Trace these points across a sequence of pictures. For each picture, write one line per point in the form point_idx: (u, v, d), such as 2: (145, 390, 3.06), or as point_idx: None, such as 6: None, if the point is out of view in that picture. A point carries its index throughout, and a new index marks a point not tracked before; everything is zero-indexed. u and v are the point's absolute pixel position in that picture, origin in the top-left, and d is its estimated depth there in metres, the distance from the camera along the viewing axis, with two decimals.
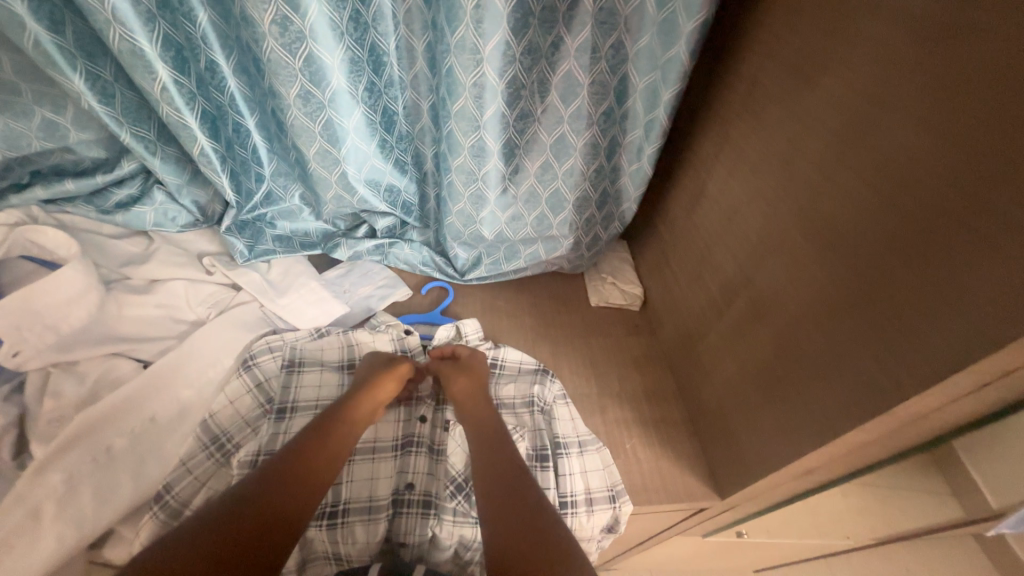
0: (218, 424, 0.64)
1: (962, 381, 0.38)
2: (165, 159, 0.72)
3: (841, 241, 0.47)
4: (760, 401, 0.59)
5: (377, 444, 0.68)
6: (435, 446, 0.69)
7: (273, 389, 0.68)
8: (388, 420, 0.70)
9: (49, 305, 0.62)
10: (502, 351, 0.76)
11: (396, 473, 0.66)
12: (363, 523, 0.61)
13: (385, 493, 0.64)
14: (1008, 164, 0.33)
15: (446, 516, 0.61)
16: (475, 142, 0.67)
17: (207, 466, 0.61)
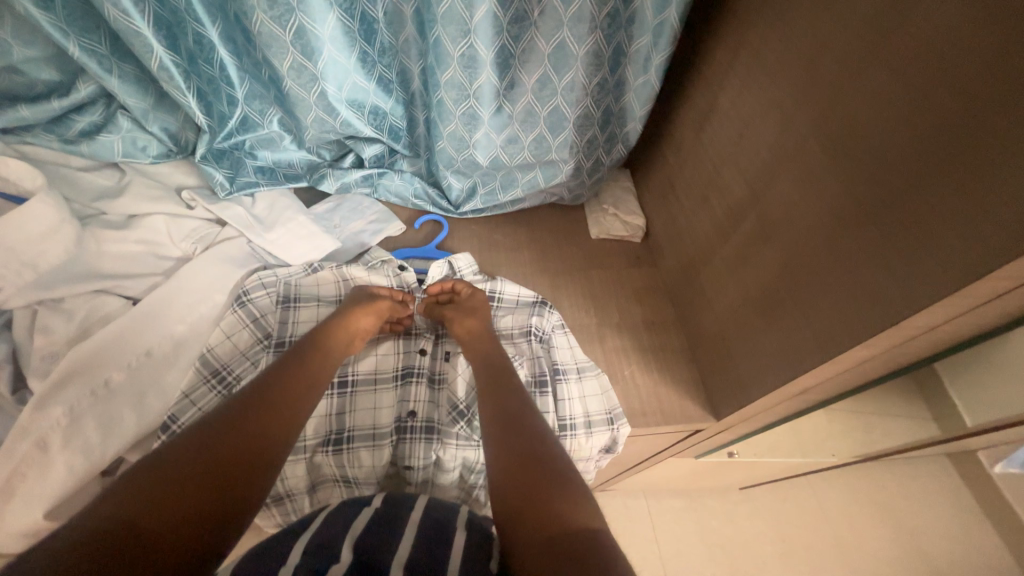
0: (218, 358, 0.64)
1: (979, 290, 0.36)
2: (123, 78, 0.65)
3: (862, 148, 0.44)
4: (761, 323, 0.59)
5: (377, 375, 0.68)
6: (436, 376, 0.70)
7: (270, 325, 0.67)
8: (388, 352, 0.70)
9: (22, 241, 0.59)
10: (500, 283, 0.75)
11: (397, 402, 0.67)
12: (368, 449, 0.63)
13: (388, 421, 0.65)
14: None
15: (450, 440, 0.62)
16: (465, 51, 0.60)
17: (210, 398, 0.62)
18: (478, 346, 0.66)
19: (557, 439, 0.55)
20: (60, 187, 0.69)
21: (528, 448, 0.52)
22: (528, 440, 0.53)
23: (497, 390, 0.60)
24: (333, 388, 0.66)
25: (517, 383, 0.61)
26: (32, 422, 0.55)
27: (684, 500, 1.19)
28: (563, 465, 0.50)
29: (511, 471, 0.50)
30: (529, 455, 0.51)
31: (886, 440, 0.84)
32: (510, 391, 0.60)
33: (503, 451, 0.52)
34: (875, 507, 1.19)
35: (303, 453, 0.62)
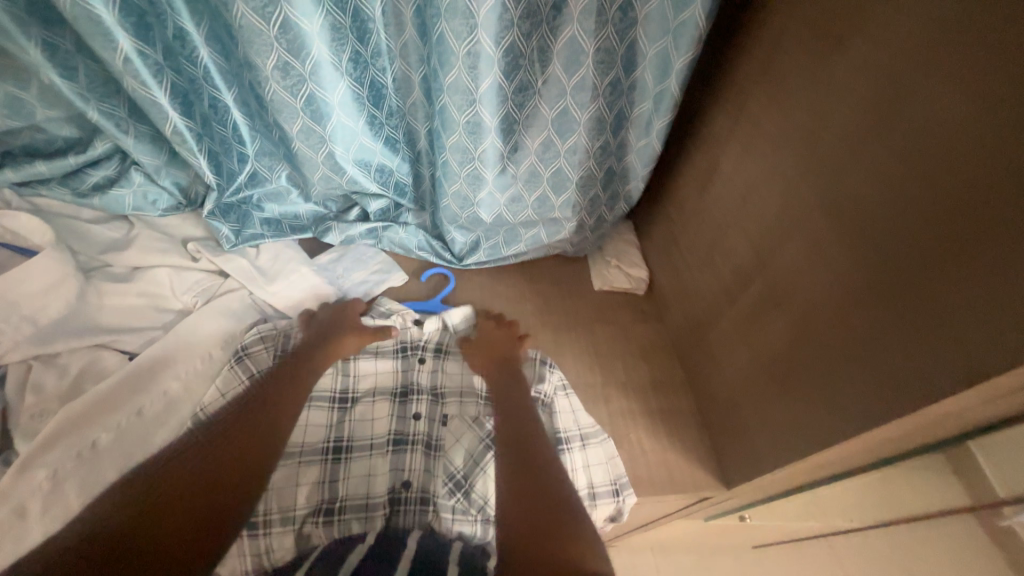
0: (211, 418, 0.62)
1: (1005, 380, 0.34)
2: (139, 138, 0.67)
3: (868, 226, 0.44)
4: (771, 392, 0.57)
5: (373, 440, 0.66)
6: (433, 441, 0.67)
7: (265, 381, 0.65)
8: (384, 415, 0.68)
9: (25, 295, 0.60)
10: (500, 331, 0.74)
11: (391, 470, 0.64)
12: (360, 520, 0.60)
13: (382, 490, 0.63)
14: None
15: (445, 512, 0.61)
16: (471, 118, 0.61)
17: None
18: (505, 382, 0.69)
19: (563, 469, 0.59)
20: (68, 240, 0.69)
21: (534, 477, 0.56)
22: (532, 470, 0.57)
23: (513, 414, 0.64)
24: (327, 454, 0.64)
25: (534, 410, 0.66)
26: (13, 485, 0.53)
27: (694, 561, 1.13)
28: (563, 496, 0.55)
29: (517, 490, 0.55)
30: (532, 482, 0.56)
31: None
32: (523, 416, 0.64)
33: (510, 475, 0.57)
34: None
35: (292, 523, 0.59)
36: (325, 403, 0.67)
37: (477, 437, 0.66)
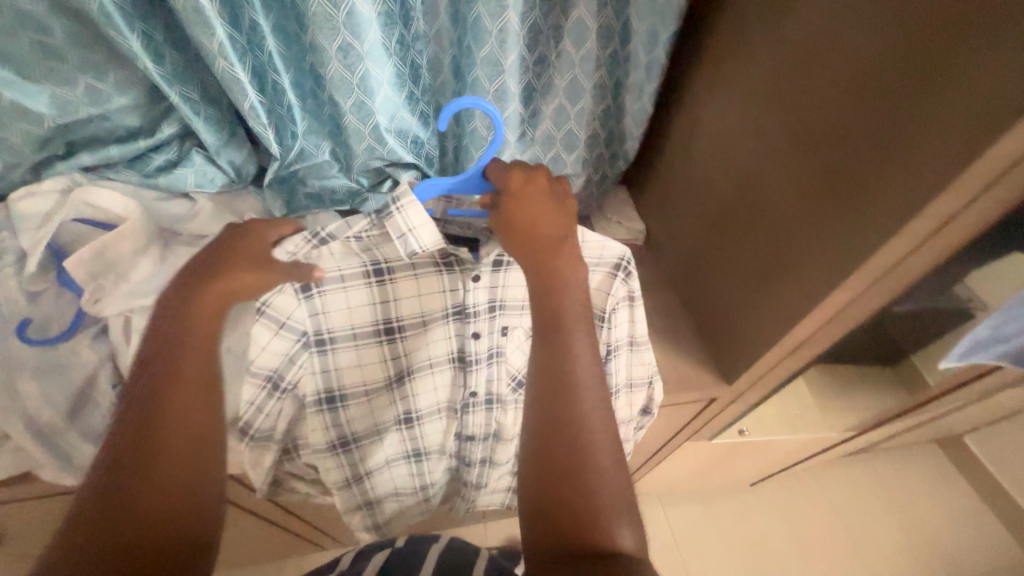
0: (279, 359, 0.69)
1: (919, 227, 0.48)
2: (207, 120, 0.76)
3: (817, 139, 0.57)
4: (756, 292, 0.71)
5: (434, 360, 0.79)
6: (491, 353, 0.78)
7: (311, 321, 0.70)
8: (439, 337, 0.78)
9: (120, 256, 0.69)
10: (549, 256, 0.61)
11: (450, 384, 0.81)
12: (432, 422, 0.82)
13: (447, 397, 0.81)
14: (946, 48, 0.43)
15: (509, 405, 0.81)
16: (498, 87, 0.73)
17: (271, 404, 0.69)
18: (550, 325, 0.59)
19: (606, 441, 0.54)
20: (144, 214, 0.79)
21: (563, 461, 0.53)
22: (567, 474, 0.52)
23: (550, 371, 0.56)
24: (395, 377, 0.78)
25: (580, 361, 0.57)
26: None
27: None
28: (600, 494, 0.51)
29: (533, 471, 0.54)
30: (559, 467, 0.52)
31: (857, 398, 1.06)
32: (562, 373, 0.56)
33: (533, 469, 0.54)
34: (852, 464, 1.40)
35: (380, 431, 0.79)
36: (372, 335, 0.75)
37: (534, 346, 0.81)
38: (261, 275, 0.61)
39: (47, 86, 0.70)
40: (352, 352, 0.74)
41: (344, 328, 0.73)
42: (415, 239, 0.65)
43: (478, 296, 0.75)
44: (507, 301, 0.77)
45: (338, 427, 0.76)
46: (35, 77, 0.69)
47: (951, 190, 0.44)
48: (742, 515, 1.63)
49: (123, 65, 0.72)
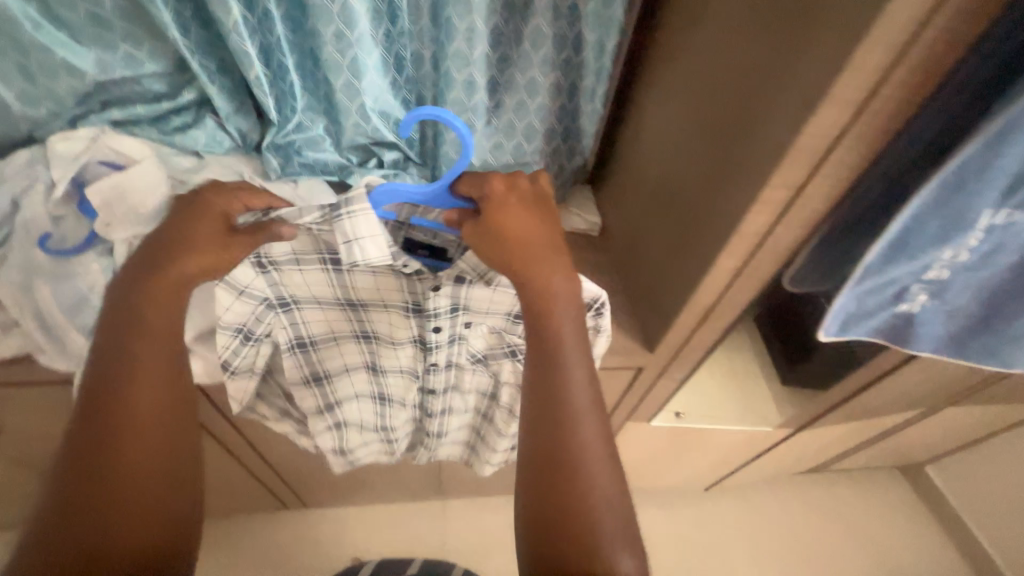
0: (246, 317, 0.82)
1: (772, 196, 0.58)
2: (220, 88, 0.91)
3: (709, 127, 0.69)
4: (670, 266, 0.81)
5: (393, 335, 0.90)
6: (454, 337, 0.89)
7: (273, 292, 0.83)
8: (398, 319, 0.88)
9: (135, 188, 0.81)
10: (545, 278, 0.71)
11: (411, 353, 0.92)
12: (394, 377, 0.95)
13: (408, 363, 0.93)
14: (781, 48, 0.55)
15: (465, 368, 0.95)
16: (465, 77, 0.86)
17: (239, 348, 0.84)
18: (547, 359, 0.69)
19: (597, 458, 0.66)
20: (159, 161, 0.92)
21: (558, 474, 0.64)
22: (566, 504, 0.63)
23: (548, 400, 0.68)
24: (359, 336, 0.90)
25: (572, 387, 0.68)
26: None
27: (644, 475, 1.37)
28: (597, 519, 0.62)
29: (534, 504, 0.64)
30: (560, 492, 0.63)
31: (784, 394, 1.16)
32: (558, 402, 0.67)
33: (533, 501, 0.65)
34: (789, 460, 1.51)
35: (344, 374, 0.92)
36: (335, 305, 0.86)
37: (498, 342, 0.91)
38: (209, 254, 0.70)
39: (93, 50, 0.85)
40: (318, 314, 0.86)
41: (309, 297, 0.85)
42: (358, 248, 0.73)
43: (438, 302, 0.83)
44: (467, 305, 0.84)
45: (310, 365, 0.90)
46: (83, 41, 0.84)
47: (786, 162, 0.54)
48: (697, 520, 1.66)
49: (157, 38, 0.86)
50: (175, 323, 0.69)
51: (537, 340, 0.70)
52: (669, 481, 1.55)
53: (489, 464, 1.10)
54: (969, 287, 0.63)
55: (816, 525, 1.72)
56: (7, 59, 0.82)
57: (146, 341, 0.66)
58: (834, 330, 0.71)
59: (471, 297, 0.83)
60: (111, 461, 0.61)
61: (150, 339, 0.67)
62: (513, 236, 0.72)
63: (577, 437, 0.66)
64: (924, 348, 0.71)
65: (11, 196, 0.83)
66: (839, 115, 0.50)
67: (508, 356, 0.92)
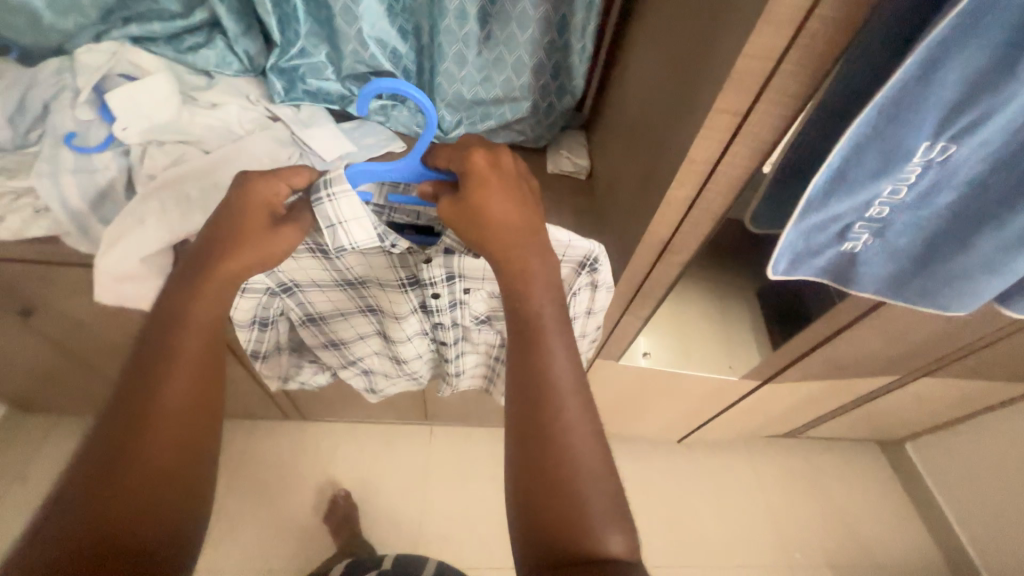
0: (255, 309, 0.92)
1: (718, 120, 0.62)
2: (229, 8, 0.97)
3: (682, 59, 0.71)
4: (636, 197, 0.86)
5: (397, 311, 0.97)
6: (455, 303, 0.94)
7: (273, 280, 0.89)
8: (396, 295, 0.94)
9: (150, 101, 0.90)
10: (519, 258, 0.70)
11: (415, 321, 1.00)
12: (403, 342, 1.04)
13: (414, 326, 1.01)
14: None
15: (471, 329, 1.03)
16: (458, 5, 0.90)
17: (259, 331, 0.97)
18: (531, 343, 0.67)
19: (584, 442, 0.62)
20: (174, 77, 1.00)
21: (541, 456, 0.61)
22: (552, 488, 0.59)
23: (529, 382, 0.65)
24: (365, 309, 1.00)
25: (554, 368, 0.66)
26: (138, 205, 0.83)
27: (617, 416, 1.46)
28: (586, 503, 0.58)
29: (519, 490, 0.61)
30: (545, 476, 0.60)
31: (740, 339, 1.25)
32: (539, 384, 0.65)
33: (517, 485, 0.61)
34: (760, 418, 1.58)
35: (360, 338, 1.05)
36: (336, 287, 0.94)
37: (493, 304, 0.96)
38: (242, 245, 0.70)
39: None
40: (322, 294, 0.94)
41: (308, 280, 0.92)
42: (343, 232, 0.74)
43: (434, 272, 0.86)
44: (463, 271, 0.87)
45: (328, 334, 1.04)
46: None
47: (729, 84, 0.58)
48: (668, 472, 1.73)
49: None
50: (209, 313, 0.69)
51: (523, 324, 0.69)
52: (644, 430, 1.63)
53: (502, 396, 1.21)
54: (904, 226, 0.70)
55: (787, 488, 1.77)
56: None
57: (192, 336, 0.67)
58: (784, 270, 0.76)
59: (465, 265, 0.86)
60: (138, 447, 0.59)
61: (194, 334, 0.67)
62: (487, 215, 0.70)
63: (562, 417, 0.63)
64: (864, 286, 0.79)
65: (43, 100, 0.90)
66: (775, 36, 0.53)
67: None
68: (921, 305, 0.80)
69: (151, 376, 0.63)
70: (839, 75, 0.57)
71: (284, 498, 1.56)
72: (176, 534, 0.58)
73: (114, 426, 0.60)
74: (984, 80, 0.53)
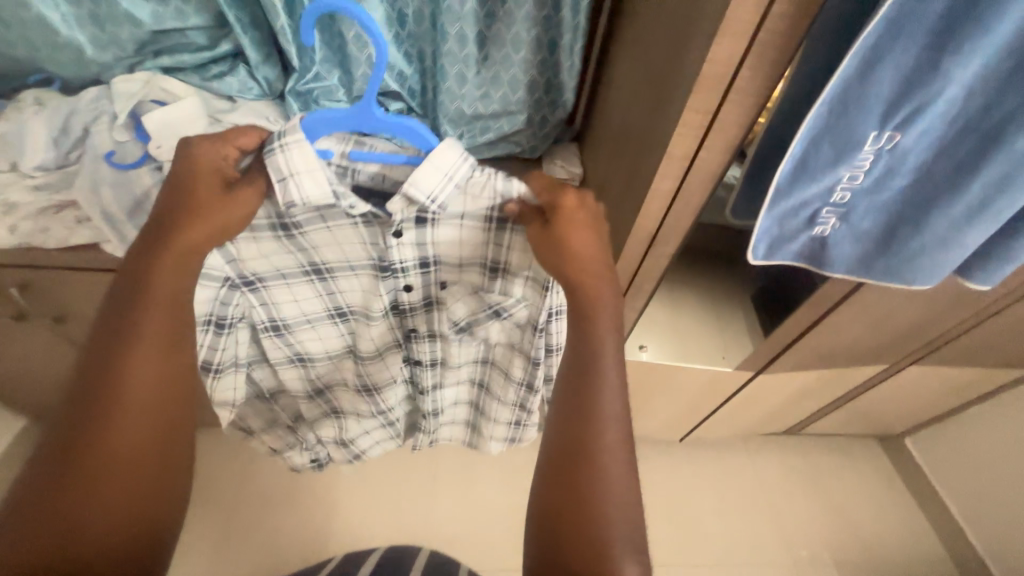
0: (211, 303, 0.87)
1: (691, 119, 0.71)
2: (251, 39, 1.07)
3: (656, 70, 0.80)
4: (624, 195, 0.94)
5: (368, 308, 0.97)
6: (432, 298, 0.99)
7: (232, 269, 0.88)
8: (366, 286, 0.94)
9: (181, 119, 0.99)
10: (585, 274, 0.77)
11: (385, 325, 1.02)
12: (377, 358, 1.07)
13: (384, 333, 1.03)
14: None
15: (443, 342, 1.06)
16: (457, 31, 1.00)
17: (209, 335, 0.89)
18: (590, 331, 0.77)
19: (616, 449, 0.71)
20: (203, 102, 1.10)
21: (579, 451, 0.70)
22: (579, 485, 0.68)
23: (581, 385, 0.74)
24: (336, 316, 1.00)
25: (607, 378, 0.74)
26: None
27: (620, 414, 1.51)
28: (608, 503, 0.67)
29: (550, 478, 0.71)
30: (575, 471, 0.69)
31: (731, 327, 1.32)
32: (590, 389, 0.74)
33: (550, 476, 0.71)
34: (761, 415, 1.61)
35: (327, 356, 1.05)
36: (301, 278, 0.93)
37: (474, 300, 0.99)
38: (204, 213, 0.72)
39: (150, 4, 1.02)
40: (284, 289, 0.93)
41: (271, 273, 0.91)
42: (293, 185, 0.74)
43: (405, 253, 0.89)
44: (437, 258, 0.93)
45: (292, 346, 1.01)
46: None
47: (697, 87, 0.67)
48: (671, 472, 1.76)
49: None
50: (179, 292, 0.71)
51: (586, 326, 0.77)
52: (646, 429, 1.67)
53: (491, 441, 1.21)
54: (865, 210, 0.78)
55: (790, 485, 1.80)
56: (83, 8, 1.00)
57: (157, 314, 0.69)
58: (762, 255, 0.84)
59: (440, 249, 0.91)
60: (99, 436, 0.62)
61: (158, 312, 0.69)
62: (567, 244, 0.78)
63: (600, 426, 0.71)
64: (836, 267, 0.87)
65: (84, 124, 0.99)
66: (732, 45, 0.63)
67: (491, 318, 0.99)
68: (888, 282, 0.88)
69: (110, 363, 0.65)
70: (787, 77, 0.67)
71: (294, 505, 1.59)
72: (154, 521, 0.64)
73: (76, 410, 0.64)
74: (917, 76, 0.61)
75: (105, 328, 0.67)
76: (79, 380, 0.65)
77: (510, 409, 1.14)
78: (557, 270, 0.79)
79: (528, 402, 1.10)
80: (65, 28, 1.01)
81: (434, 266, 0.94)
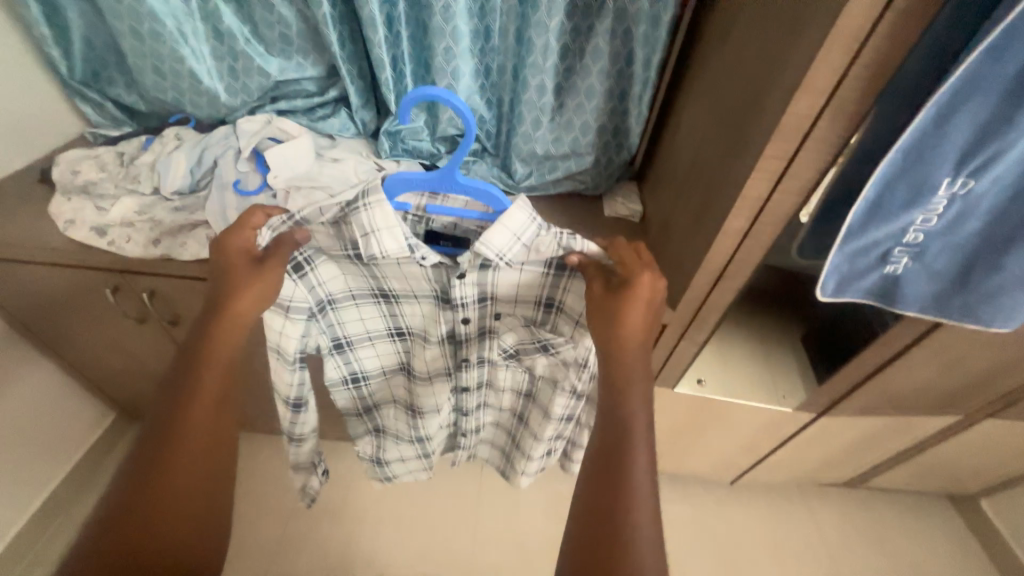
0: (297, 337, 0.92)
1: (768, 164, 0.77)
2: (356, 87, 1.22)
3: (729, 120, 0.87)
4: (691, 231, 0.99)
5: (426, 332, 1.02)
6: (484, 328, 1.00)
7: (313, 296, 0.92)
8: (428, 317, 0.99)
9: (295, 155, 1.14)
10: (620, 326, 0.81)
11: (440, 350, 1.04)
12: (425, 384, 1.08)
13: (436, 358, 1.05)
14: (773, 56, 0.76)
15: (490, 367, 1.07)
16: (538, 82, 1.12)
17: (281, 365, 0.94)
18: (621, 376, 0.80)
19: (648, 491, 0.70)
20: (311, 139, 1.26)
21: (609, 489, 0.70)
22: (609, 525, 0.66)
23: (614, 425, 0.76)
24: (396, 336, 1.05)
25: (637, 419, 0.76)
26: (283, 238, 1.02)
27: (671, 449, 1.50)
28: (638, 547, 0.65)
29: (580, 516, 0.70)
30: (603, 511, 0.68)
31: (783, 360, 1.33)
32: (622, 431, 0.75)
33: (579, 513, 0.70)
34: (820, 460, 1.56)
35: (382, 373, 1.09)
36: (371, 299, 0.99)
37: (526, 335, 1.01)
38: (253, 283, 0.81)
39: (279, 59, 1.20)
40: (353, 309, 0.99)
41: (342, 293, 0.97)
42: (374, 240, 0.81)
43: (466, 292, 0.93)
44: (494, 295, 0.96)
45: (350, 366, 1.05)
46: (272, 52, 1.19)
47: (776, 135, 0.73)
48: (722, 515, 1.70)
49: (320, 51, 1.20)
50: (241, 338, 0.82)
51: (619, 400, 0.78)
52: (697, 468, 1.64)
53: (524, 475, 1.19)
54: (938, 250, 0.80)
55: (850, 541, 1.69)
56: (224, 62, 1.19)
57: (219, 356, 0.79)
58: (832, 290, 0.86)
59: (499, 288, 0.95)
60: (167, 447, 0.71)
61: (220, 354, 0.79)
62: (625, 313, 0.81)
63: (630, 467, 0.71)
64: (908, 304, 0.88)
65: (215, 157, 1.15)
66: (811, 100, 0.69)
67: (536, 354, 1.01)
68: (966, 322, 0.88)
69: (185, 384, 0.76)
70: (859, 129, 0.73)
71: (346, 516, 1.65)
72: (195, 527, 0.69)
73: (156, 422, 0.73)
74: (987, 129, 0.65)
75: (180, 365, 0.78)
76: (161, 398, 0.76)
77: (545, 444, 1.13)
78: (604, 325, 0.82)
79: (563, 433, 1.12)
80: (208, 79, 1.19)
81: (490, 301, 0.97)
